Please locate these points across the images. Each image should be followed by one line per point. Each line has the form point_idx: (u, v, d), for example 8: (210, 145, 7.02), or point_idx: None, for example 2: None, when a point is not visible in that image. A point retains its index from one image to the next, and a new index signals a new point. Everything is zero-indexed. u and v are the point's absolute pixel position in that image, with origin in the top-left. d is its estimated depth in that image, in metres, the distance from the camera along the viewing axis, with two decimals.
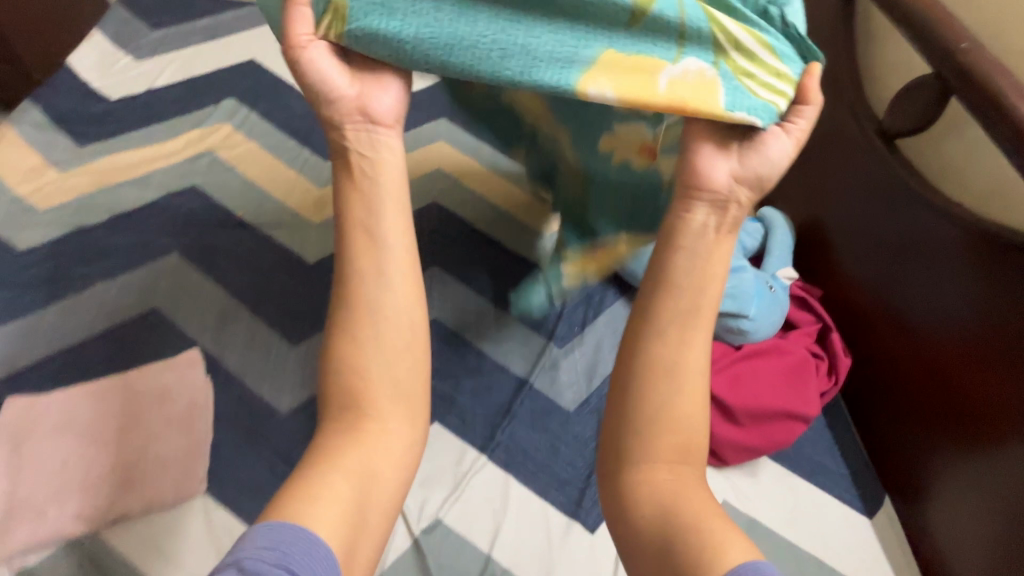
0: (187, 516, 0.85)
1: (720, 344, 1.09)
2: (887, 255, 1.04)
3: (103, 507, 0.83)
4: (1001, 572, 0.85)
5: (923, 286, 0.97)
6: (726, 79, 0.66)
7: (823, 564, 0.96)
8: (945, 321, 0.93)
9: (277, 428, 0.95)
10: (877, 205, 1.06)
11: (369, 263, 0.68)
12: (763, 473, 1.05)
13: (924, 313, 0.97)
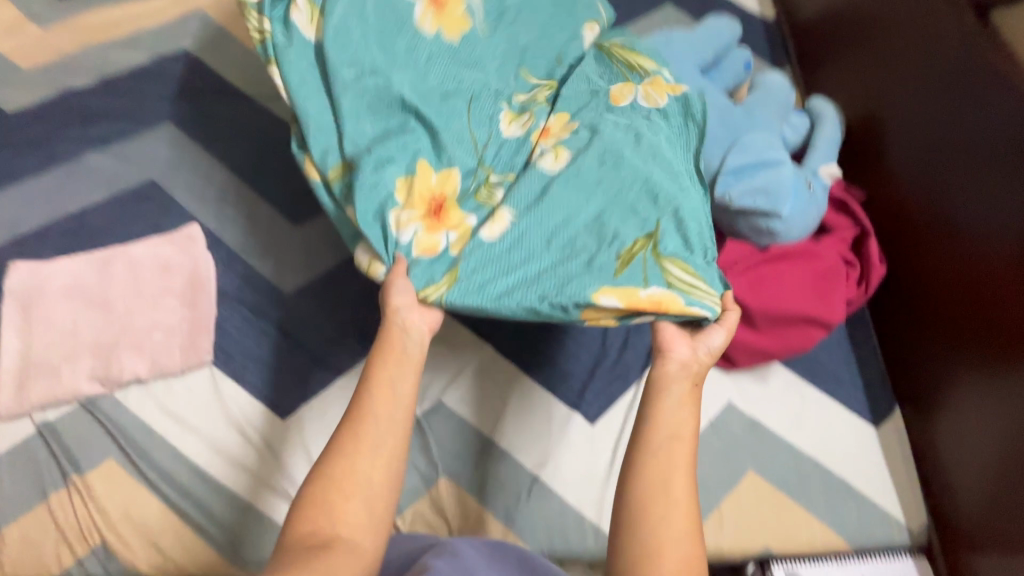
0: (196, 383, 0.87)
1: (744, 246, 1.03)
2: (946, 155, 0.93)
3: (114, 371, 0.85)
4: (996, 484, 0.84)
5: (980, 190, 0.86)
6: (669, 283, 0.71)
7: (820, 465, 0.96)
8: (995, 230, 0.84)
9: (281, 307, 0.94)
10: (948, 96, 0.92)
11: (388, 372, 0.68)
12: (773, 378, 1.03)
13: (974, 220, 0.87)
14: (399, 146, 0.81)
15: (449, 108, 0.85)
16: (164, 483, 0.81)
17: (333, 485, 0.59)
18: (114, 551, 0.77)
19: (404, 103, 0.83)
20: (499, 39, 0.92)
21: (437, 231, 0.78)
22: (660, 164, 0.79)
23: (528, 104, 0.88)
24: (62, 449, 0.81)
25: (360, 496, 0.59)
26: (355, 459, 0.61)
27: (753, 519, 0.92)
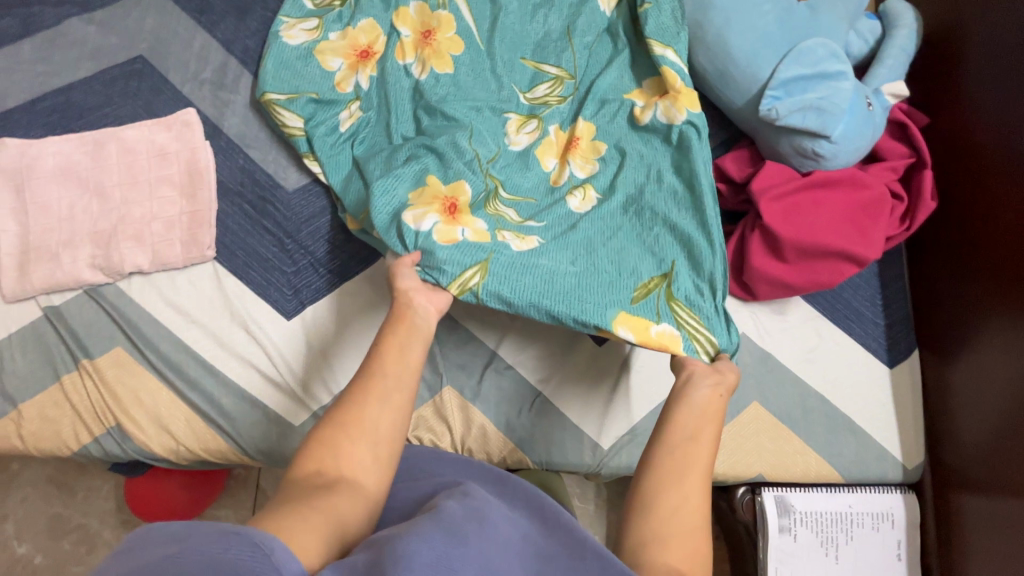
0: (200, 278, 0.86)
1: (785, 168, 0.93)
2: None
3: (114, 260, 0.82)
4: (1002, 433, 0.83)
5: None
6: (679, 324, 0.75)
7: (825, 402, 0.96)
8: None
9: (284, 205, 0.90)
10: None
11: (400, 336, 0.65)
12: (791, 312, 0.99)
13: None
14: (414, 170, 0.82)
15: (473, 122, 0.88)
16: (171, 373, 0.82)
17: (343, 430, 0.58)
18: (128, 433, 0.80)
19: (425, 127, 0.88)
20: (538, 43, 0.97)
21: (455, 224, 0.77)
22: (692, 211, 0.83)
23: (536, 107, 0.93)
24: (71, 334, 0.82)
25: (368, 444, 0.57)
26: (368, 404, 0.59)
27: (749, 446, 0.93)
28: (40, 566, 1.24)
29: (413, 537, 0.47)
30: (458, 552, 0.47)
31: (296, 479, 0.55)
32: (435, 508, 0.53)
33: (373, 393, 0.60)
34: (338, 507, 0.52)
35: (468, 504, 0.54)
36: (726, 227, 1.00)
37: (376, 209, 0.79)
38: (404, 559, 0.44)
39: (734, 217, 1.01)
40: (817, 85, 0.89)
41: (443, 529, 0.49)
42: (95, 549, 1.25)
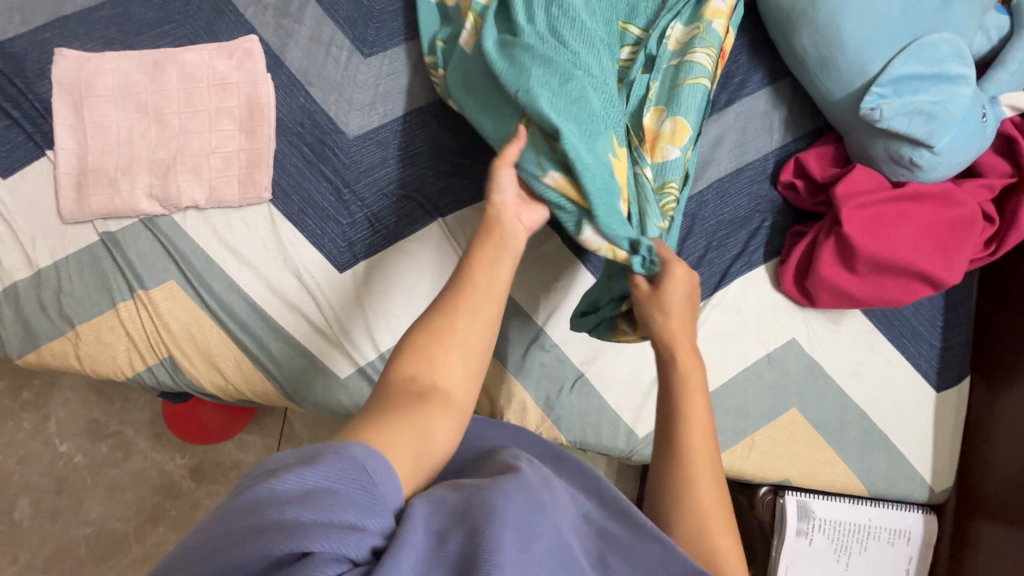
0: (255, 219, 0.84)
1: (874, 175, 0.87)
2: None
3: (171, 192, 0.81)
4: None
5: None
6: None
7: (865, 416, 0.95)
8: None
9: (343, 152, 0.86)
10: None
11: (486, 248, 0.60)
12: (846, 323, 0.96)
13: None
14: (581, 112, 0.70)
15: (597, 69, 0.74)
16: (223, 313, 0.82)
17: (433, 341, 0.54)
18: (180, 365, 0.81)
19: (559, 64, 0.72)
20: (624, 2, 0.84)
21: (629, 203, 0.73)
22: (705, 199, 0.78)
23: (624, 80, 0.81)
24: (126, 262, 0.81)
25: (458, 351, 0.54)
26: (459, 320, 0.55)
27: (781, 449, 0.93)
28: (81, 464, 1.32)
29: (501, 493, 0.44)
30: (541, 518, 0.44)
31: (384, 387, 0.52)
32: (512, 470, 0.50)
33: (467, 307, 0.56)
34: (432, 418, 0.49)
35: (541, 474, 0.51)
36: (795, 226, 0.95)
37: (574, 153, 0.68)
38: (496, 514, 0.42)
39: (805, 217, 0.96)
40: (929, 88, 0.82)
41: (527, 492, 0.46)
42: (131, 455, 1.33)
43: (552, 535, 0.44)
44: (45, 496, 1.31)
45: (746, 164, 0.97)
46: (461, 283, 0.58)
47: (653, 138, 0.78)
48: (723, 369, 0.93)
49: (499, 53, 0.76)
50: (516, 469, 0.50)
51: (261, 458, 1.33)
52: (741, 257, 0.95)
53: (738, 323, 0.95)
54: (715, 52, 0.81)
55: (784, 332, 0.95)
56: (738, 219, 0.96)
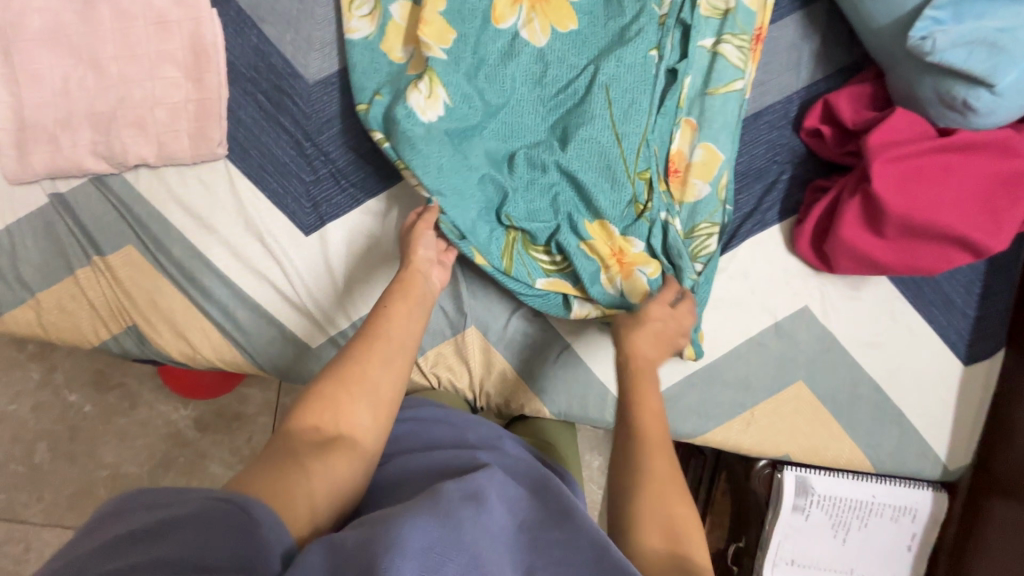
0: (211, 178, 0.77)
1: (917, 120, 0.74)
2: None
3: (116, 149, 0.74)
4: None
5: None
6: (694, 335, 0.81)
7: (880, 391, 0.87)
8: None
9: (303, 100, 0.78)
10: None
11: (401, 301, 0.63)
12: (866, 289, 0.87)
13: None
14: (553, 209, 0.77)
15: (589, 138, 0.76)
16: (185, 280, 0.78)
17: (342, 387, 0.55)
18: (146, 335, 0.79)
19: (543, 157, 0.76)
20: (631, 17, 0.78)
21: (633, 273, 0.77)
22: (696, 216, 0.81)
23: (638, 109, 0.77)
24: (79, 226, 0.77)
25: (368, 400, 0.55)
26: (370, 368, 0.57)
27: (783, 425, 0.87)
28: (90, 414, 1.37)
29: (407, 522, 0.44)
30: (454, 540, 0.44)
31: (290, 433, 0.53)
32: (433, 489, 0.50)
33: (375, 358, 0.58)
34: (333, 467, 0.51)
35: (470, 486, 0.50)
36: (817, 180, 0.83)
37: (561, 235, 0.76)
38: (398, 546, 0.41)
39: (831, 169, 0.84)
40: (995, 10, 0.68)
41: (437, 514, 0.45)
42: (137, 406, 1.37)
43: (468, 555, 0.44)
44: (60, 443, 1.36)
45: (765, 107, 0.84)
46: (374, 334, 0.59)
47: (684, 167, 0.81)
48: (724, 339, 0.86)
49: (457, 144, 0.74)
50: (437, 486, 0.50)
51: (262, 411, 1.38)
52: (752, 215, 0.85)
53: (744, 290, 0.86)
54: (750, 37, 0.79)
55: (795, 299, 0.86)
56: (752, 171, 0.85)
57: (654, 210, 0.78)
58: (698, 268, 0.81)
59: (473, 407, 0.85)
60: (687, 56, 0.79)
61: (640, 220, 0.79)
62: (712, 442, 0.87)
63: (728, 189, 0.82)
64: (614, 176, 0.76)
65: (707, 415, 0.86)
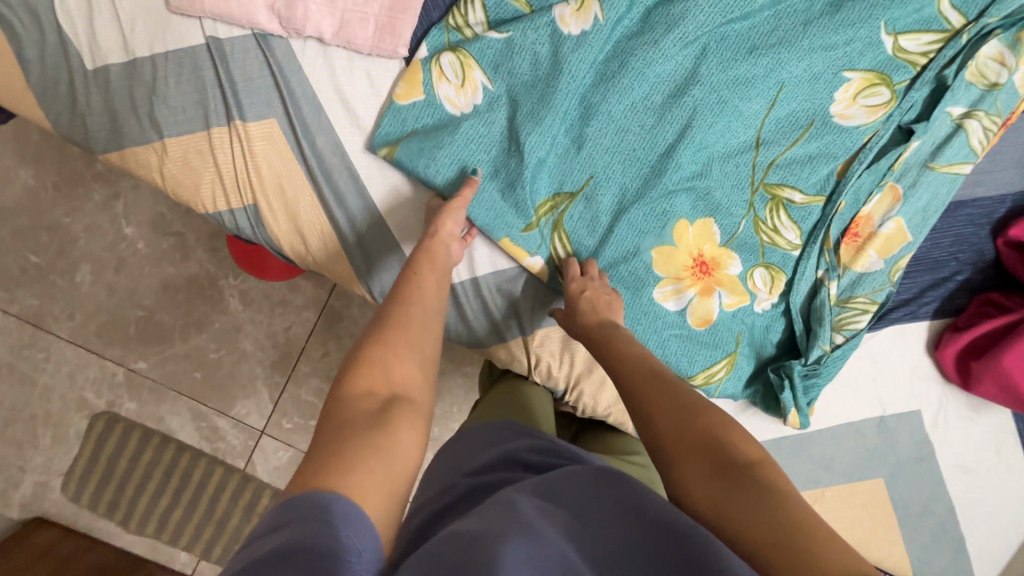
0: (382, 76, 0.70)
1: None
2: None
3: (296, 15, 0.66)
4: None
5: None
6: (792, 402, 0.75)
7: (950, 514, 0.85)
8: None
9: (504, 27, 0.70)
10: None
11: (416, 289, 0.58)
12: (983, 414, 0.84)
13: None
14: (648, 211, 0.70)
15: (713, 139, 0.70)
16: (320, 176, 0.72)
17: (386, 357, 0.51)
18: (262, 219, 0.74)
19: (557, 135, 0.69)
20: (841, 28, 0.70)
21: (711, 293, 0.72)
22: (851, 282, 0.76)
23: (793, 124, 0.72)
24: (228, 82, 0.69)
25: (413, 365, 0.51)
26: (398, 359, 0.51)
27: (846, 512, 0.85)
28: (141, 252, 1.34)
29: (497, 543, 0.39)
30: (540, 554, 0.40)
31: (340, 427, 0.44)
32: (507, 501, 0.46)
33: (403, 339, 0.53)
34: (391, 446, 0.44)
35: (541, 505, 0.46)
36: (991, 292, 0.78)
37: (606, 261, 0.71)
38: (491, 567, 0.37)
39: (1009, 287, 0.79)
40: None
41: (517, 529, 0.41)
42: (188, 259, 1.35)
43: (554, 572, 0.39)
44: (103, 270, 1.33)
45: (973, 198, 0.79)
46: (399, 326, 0.54)
47: (866, 234, 0.75)
48: (826, 416, 0.83)
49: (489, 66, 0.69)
50: (512, 497, 0.46)
51: (308, 304, 1.37)
52: (907, 304, 0.80)
53: (865, 375, 0.82)
54: (1001, 121, 0.74)
55: (913, 400, 0.83)
56: (929, 260, 0.79)
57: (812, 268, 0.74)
58: (838, 340, 0.76)
59: (557, 398, 0.82)
60: (927, 118, 0.73)
61: (797, 266, 0.74)
62: None
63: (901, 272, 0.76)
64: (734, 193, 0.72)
65: None
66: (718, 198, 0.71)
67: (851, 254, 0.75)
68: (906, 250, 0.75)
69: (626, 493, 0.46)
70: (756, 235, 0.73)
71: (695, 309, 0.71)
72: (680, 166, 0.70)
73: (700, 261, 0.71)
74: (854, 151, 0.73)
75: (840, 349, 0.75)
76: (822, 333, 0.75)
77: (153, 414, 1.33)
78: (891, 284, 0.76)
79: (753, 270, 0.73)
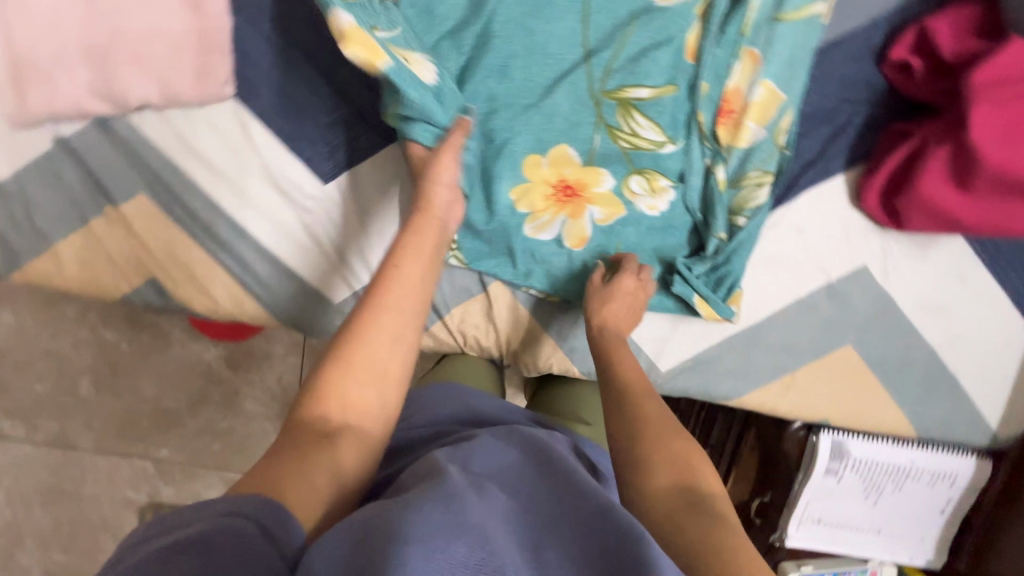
0: (220, 120, 0.71)
1: None
2: None
3: (116, 90, 0.68)
4: None
5: None
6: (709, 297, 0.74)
7: (933, 358, 0.81)
8: None
9: (315, 31, 0.70)
10: None
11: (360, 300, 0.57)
12: (936, 248, 0.79)
13: None
14: (497, 155, 0.71)
15: (535, 69, 0.70)
16: (202, 232, 0.74)
17: (345, 373, 0.53)
18: (166, 289, 0.76)
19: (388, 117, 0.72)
20: None
21: (581, 213, 0.73)
22: (737, 161, 0.73)
23: (614, 24, 0.70)
24: (90, 175, 0.73)
25: (372, 383, 0.54)
26: (357, 382, 0.53)
27: (823, 387, 0.82)
28: (127, 350, 1.41)
29: (413, 511, 0.41)
30: (457, 522, 0.40)
31: (290, 446, 0.49)
32: (439, 474, 0.47)
33: (369, 356, 0.55)
34: (327, 460, 0.49)
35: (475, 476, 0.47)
36: (897, 122, 0.74)
37: (473, 224, 0.72)
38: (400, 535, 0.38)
39: (913, 110, 0.74)
40: None
41: (442, 499, 0.42)
42: (170, 344, 1.41)
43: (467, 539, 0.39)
44: (103, 377, 1.41)
45: (847, 33, 0.73)
46: (361, 336, 0.55)
47: (739, 108, 0.71)
48: (770, 301, 0.80)
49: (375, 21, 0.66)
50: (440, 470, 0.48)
51: (291, 349, 1.41)
52: (815, 163, 0.76)
53: (797, 247, 0.79)
54: None
55: (855, 257, 0.79)
56: (820, 111, 0.75)
57: (690, 159, 0.73)
58: (741, 222, 0.74)
59: (500, 364, 0.83)
60: None
61: (669, 163, 0.73)
62: (748, 405, 0.84)
63: (788, 133, 0.72)
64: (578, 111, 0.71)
65: (745, 378, 0.82)
66: (560, 123, 0.71)
67: (727, 134, 0.72)
68: (782, 110, 0.71)
69: (563, 481, 0.49)
70: (618, 145, 0.72)
71: (573, 233, 0.73)
72: (511, 106, 0.70)
73: (564, 187, 0.72)
74: (698, 28, 0.70)
75: (747, 232, 0.73)
76: (718, 221, 0.73)
77: (188, 492, 1.41)
78: (778, 150, 0.73)
79: (628, 178, 0.73)
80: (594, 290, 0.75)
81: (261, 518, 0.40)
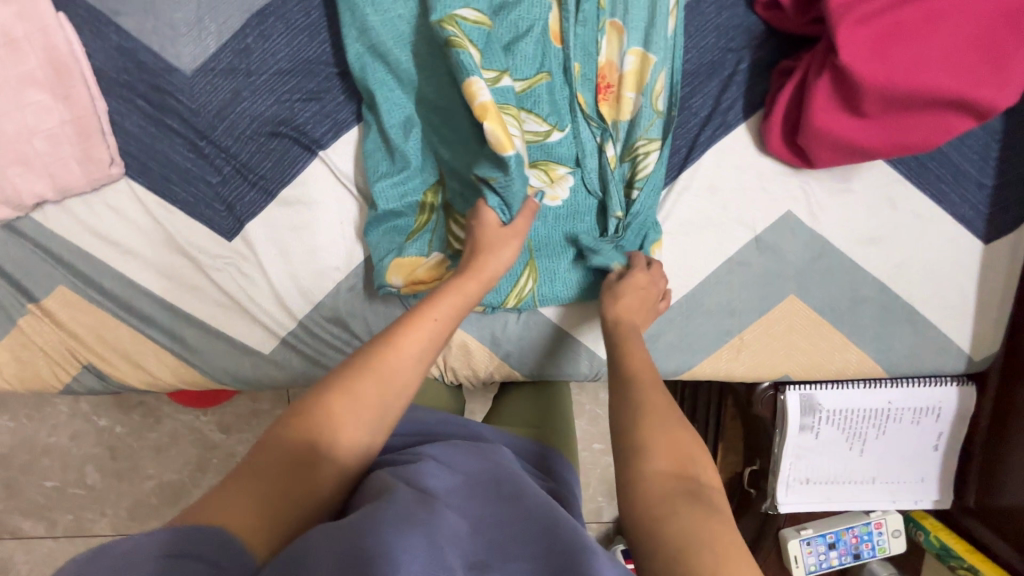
0: (118, 200, 0.73)
1: None
2: None
3: (10, 192, 0.70)
4: None
5: None
6: None
7: (884, 291, 0.77)
8: None
9: (186, 96, 0.71)
10: None
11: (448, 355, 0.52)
12: (858, 178, 0.75)
13: None
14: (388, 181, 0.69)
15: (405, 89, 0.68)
16: (124, 311, 0.76)
17: (340, 394, 0.47)
18: (103, 372, 0.78)
19: (279, 164, 0.73)
20: None
21: None
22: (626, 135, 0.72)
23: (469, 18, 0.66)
24: (8, 277, 0.75)
25: (374, 410, 0.47)
26: (354, 413, 0.47)
27: (775, 343, 0.79)
28: (122, 433, 1.36)
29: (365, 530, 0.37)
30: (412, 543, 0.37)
31: (253, 471, 0.42)
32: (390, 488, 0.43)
33: (383, 376, 0.48)
34: (293, 485, 0.42)
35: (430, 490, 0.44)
36: (783, 61, 0.71)
37: (377, 252, 0.71)
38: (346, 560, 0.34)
39: (797, 45, 0.72)
40: None
41: (398, 518, 0.39)
42: (162, 420, 1.36)
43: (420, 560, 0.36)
44: (105, 463, 1.38)
45: None
46: (372, 360, 0.49)
47: (616, 81, 0.70)
48: (699, 267, 0.77)
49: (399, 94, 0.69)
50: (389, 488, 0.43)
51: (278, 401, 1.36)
52: (711, 119, 0.74)
53: (713, 208, 0.76)
54: None
55: (777, 205, 0.76)
56: (704, 66, 0.73)
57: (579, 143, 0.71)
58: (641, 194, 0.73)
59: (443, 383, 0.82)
60: None
61: (559, 151, 0.71)
62: (702, 375, 0.81)
63: (670, 95, 0.71)
64: (452, 119, 0.67)
65: (691, 349, 0.79)
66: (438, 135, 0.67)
67: (610, 109, 0.71)
68: (659, 74, 0.70)
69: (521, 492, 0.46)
70: None
71: None
72: (392, 130, 0.68)
73: None
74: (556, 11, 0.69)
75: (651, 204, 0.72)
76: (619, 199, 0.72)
77: None
78: (664, 115, 0.71)
79: None
80: (513, 294, 0.73)
81: (206, 556, 0.35)
